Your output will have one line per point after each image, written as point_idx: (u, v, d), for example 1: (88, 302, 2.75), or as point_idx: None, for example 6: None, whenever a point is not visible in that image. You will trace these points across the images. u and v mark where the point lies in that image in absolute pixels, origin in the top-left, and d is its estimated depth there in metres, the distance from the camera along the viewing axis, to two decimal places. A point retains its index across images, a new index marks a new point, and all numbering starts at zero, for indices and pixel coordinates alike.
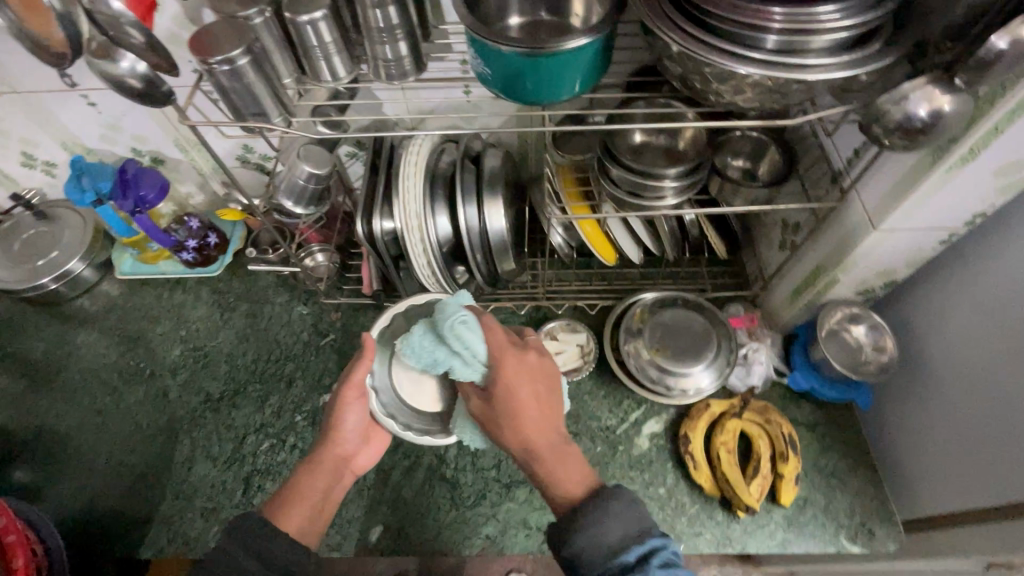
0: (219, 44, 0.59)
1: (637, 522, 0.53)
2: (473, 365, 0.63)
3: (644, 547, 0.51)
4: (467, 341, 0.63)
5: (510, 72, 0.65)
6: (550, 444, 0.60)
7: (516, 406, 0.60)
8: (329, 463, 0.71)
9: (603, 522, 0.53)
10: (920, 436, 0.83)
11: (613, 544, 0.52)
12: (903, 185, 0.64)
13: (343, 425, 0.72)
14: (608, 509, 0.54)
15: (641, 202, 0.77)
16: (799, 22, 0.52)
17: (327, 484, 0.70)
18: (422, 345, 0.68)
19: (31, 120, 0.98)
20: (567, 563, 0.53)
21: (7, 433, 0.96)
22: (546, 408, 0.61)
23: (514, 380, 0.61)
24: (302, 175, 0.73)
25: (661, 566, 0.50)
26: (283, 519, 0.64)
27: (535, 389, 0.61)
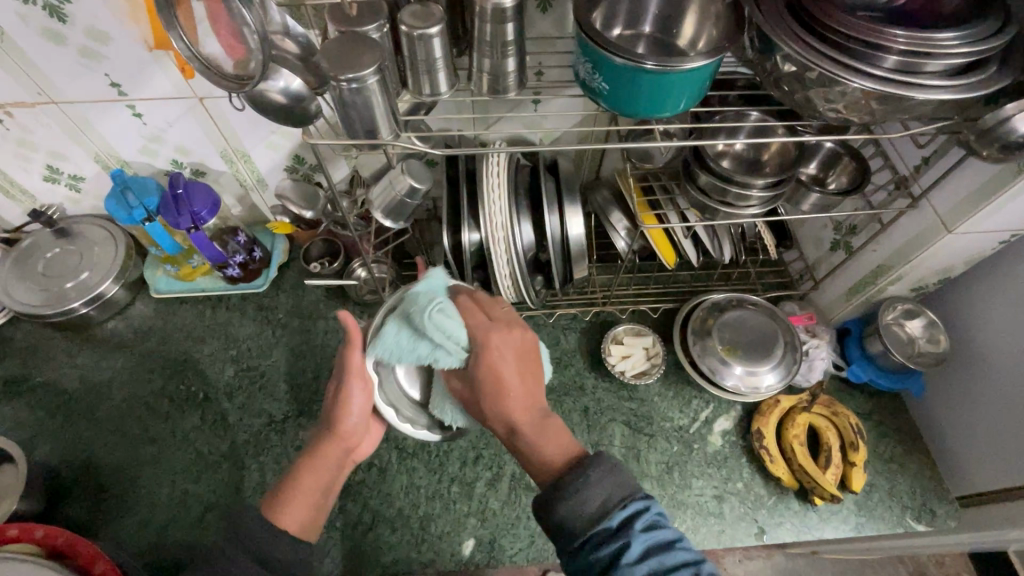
0: (349, 62, 0.57)
1: (617, 488, 0.53)
2: (457, 352, 0.65)
3: (627, 512, 0.52)
4: (445, 329, 0.66)
5: (614, 83, 0.65)
6: (535, 422, 0.61)
7: (501, 383, 0.62)
8: (330, 454, 0.69)
9: (585, 491, 0.53)
10: (967, 420, 0.90)
11: (594, 512, 0.52)
12: (983, 191, 0.70)
13: (347, 416, 0.70)
14: (588, 475, 0.54)
15: (731, 210, 0.81)
16: (921, 46, 0.54)
17: (328, 478, 0.69)
18: (398, 342, 0.69)
19: (66, 132, 0.92)
20: (552, 531, 0.54)
21: (54, 468, 0.90)
22: (528, 382, 0.63)
23: (496, 358, 0.62)
24: (403, 190, 0.74)
25: (644, 530, 0.51)
26: (283, 518, 0.63)
27: (520, 371, 0.63)
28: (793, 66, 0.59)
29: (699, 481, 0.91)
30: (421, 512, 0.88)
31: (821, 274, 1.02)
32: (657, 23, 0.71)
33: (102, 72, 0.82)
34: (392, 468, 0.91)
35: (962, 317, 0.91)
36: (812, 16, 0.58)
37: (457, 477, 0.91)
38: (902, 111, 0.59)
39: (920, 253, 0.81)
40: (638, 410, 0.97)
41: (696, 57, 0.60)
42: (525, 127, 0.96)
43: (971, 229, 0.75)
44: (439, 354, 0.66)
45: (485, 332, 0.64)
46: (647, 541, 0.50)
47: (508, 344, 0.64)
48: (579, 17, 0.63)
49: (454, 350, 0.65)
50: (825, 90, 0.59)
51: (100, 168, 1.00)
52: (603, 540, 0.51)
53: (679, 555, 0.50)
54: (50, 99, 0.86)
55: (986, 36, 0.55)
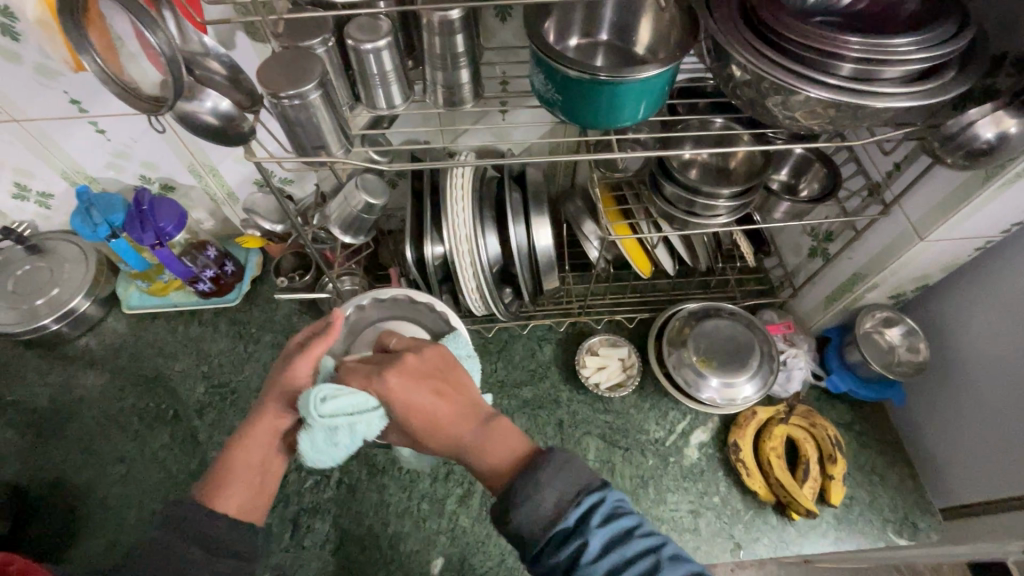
0: (290, 77, 0.56)
1: (571, 483, 0.47)
2: (374, 417, 0.59)
3: (582, 508, 0.46)
4: (346, 403, 0.58)
5: (569, 95, 0.63)
6: (473, 429, 0.55)
7: (428, 414, 0.56)
8: (264, 432, 0.64)
9: (537, 490, 0.47)
10: (950, 429, 0.87)
11: (549, 511, 0.46)
12: (953, 198, 0.68)
13: (286, 395, 0.64)
14: (538, 478, 0.48)
15: (698, 220, 0.79)
16: (877, 51, 0.52)
17: (259, 458, 0.63)
18: (319, 446, 0.60)
19: (30, 150, 0.91)
20: (511, 539, 0.48)
21: (20, 489, 0.89)
22: (453, 395, 0.57)
23: (400, 391, 0.56)
24: (359, 206, 0.74)
25: (603, 523, 0.46)
26: (218, 499, 0.60)
27: (433, 388, 0.57)
28: (747, 75, 0.58)
29: (675, 495, 0.89)
30: (390, 530, 0.86)
31: (800, 281, 1.00)
32: (615, 31, 0.70)
33: (61, 90, 0.81)
34: (361, 485, 0.89)
35: (943, 325, 0.89)
36: (766, 23, 0.57)
37: (427, 494, 0.89)
38: (863, 119, 0.57)
39: (895, 260, 0.79)
40: (613, 423, 0.95)
41: (649, 67, 0.59)
42: (493, 137, 0.94)
43: (944, 236, 0.72)
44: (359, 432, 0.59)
45: (383, 371, 0.57)
46: (607, 536, 0.45)
47: (418, 370, 0.58)
48: (529, 26, 0.62)
49: (370, 418, 0.59)
50: (781, 99, 0.57)
51: (68, 184, 1.00)
52: (562, 543, 0.45)
53: (643, 542, 0.45)
54: (12, 117, 0.85)
55: (944, 39, 0.53)
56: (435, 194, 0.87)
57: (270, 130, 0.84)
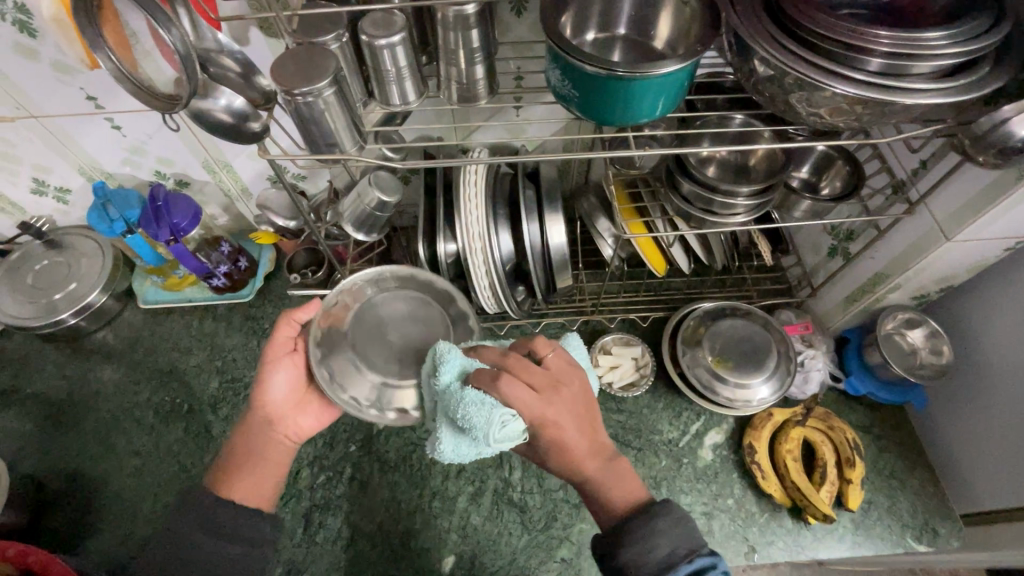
0: (305, 74, 0.55)
1: (686, 541, 0.53)
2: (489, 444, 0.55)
3: (695, 566, 0.52)
4: (504, 431, 0.54)
5: (588, 92, 0.61)
6: (601, 467, 0.58)
7: (568, 450, 0.57)
8: (257, 426, 0.65)
9: (652, 537, 0.53)
10: (974, 434, 0.85)
11: (659, 561, 0.52)
12: (982, 197, 0.66)
13: (269, 389, 0.65)
14: (656, 524, 0.54)
15: (716, 219, 0.77)
16: (907, 46, 0.50)
17: (259, 452, 0.65)
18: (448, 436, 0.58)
19: (48, 146, 0.92)
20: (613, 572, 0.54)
21: (39, 481, 0.91)
22: (593, 429, 0.58)
23: (558, 419, 0.56)
24: (372, 203, 0.74)
25: None
26: (226, 489, 0.62)
27: (580, 423, 0.57)
28: (770, 70, 0.56)
29: (688, 497, 0.88)
30: (402, 527, 0.86)
31: (819, 280, 0.98)
32: (633, 25, 0.69)
33: (78, 86, 0.81)
34: (373, 482, 0.90)
35: (967, 328, 0.86)
36: (790, 17, 0.55)
37: (439, 492, 0.89)
38: (889, 115, 0.55)
39: (920, 260, 0.77)
40: (626, 423, 0.94)
41: (669, 62, 0.57)
42: (507, 133, 0.94)
43: (972, 237, 0.70)
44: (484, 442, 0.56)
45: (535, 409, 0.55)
46: None
47: (539, 408, 0.55)
48: (545, 19, 0.60)
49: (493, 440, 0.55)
50: (806, 95, 0.56)
51: (84, 180, 1.00)
52: None
53: None
54: (28, 113, 0.85)
55: (979, 33, 0.51)
56: (448, 191, 0.87)
57: (284, 127, 0.85)
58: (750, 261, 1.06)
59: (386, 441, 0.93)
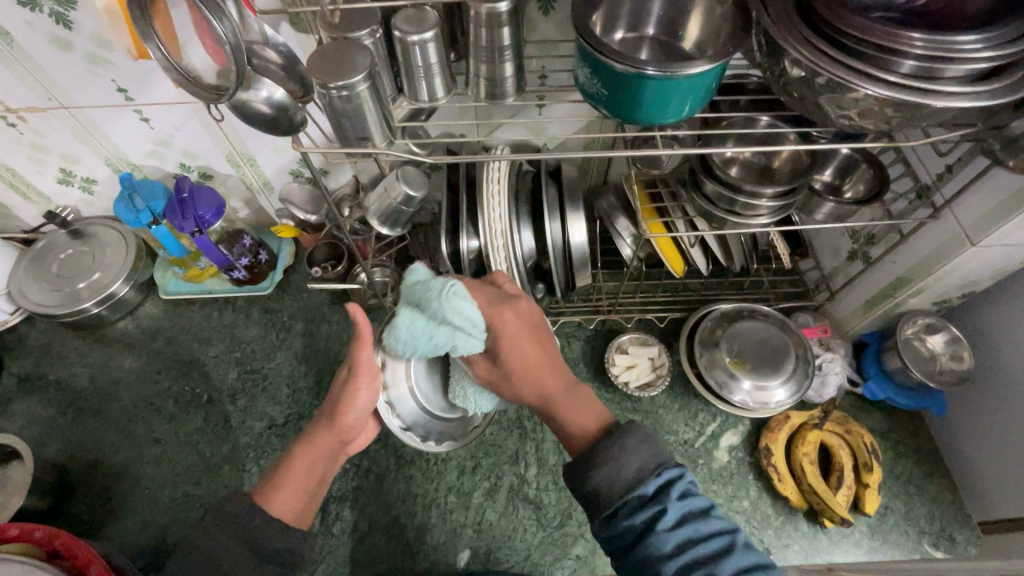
0: (341, 68, 0.56)
1: (654, 455, 0.51)
2: (474, 331, 0.63)
3: (662, 480, 0.50)
4: (463, 313, 0.62)
5: (616, 90, 0.62)
6: (563, 386, 0.62)
7: (523, 363, 0.63)
8: (329, 444, 0.68)
9: (621, 456, 0.51)
10: (993, 440, 0.85)
11: (629, 478, 0.50)
12: (1007, 203, 0.66)
13: (349, 412, 0.68)
14: (624, 442, 0.52)
15: (739, 220, 0.77)
16: (941, 48, 0.50)
17: (322, 468, 0.67)
18: (415, 334, 0.66)
19: (76, 136, 0.93)
20: (585, 498, 0.52)
21: (61, 466, 0.92)
22: (549, 351, 0.64)
23: (512, 338, 0.63)
24: (398, 197, 0.75)
25: (680, 498, 0.49)
26: (274, 502, 0.61)
27: (536, 340, 0.64)
28: (802, 71, 0.56)
29: (704, 498, 0.88)
30: (417, 521, 0.87)
31: (837, 284, 0.98)
32: (662, 26, 0.69)
33: (109, 78, 0.83)
34: (389, 475, 0.90)
35: (987, 334, 0.86)
36: (823, 18, 0.55)
37: (454, 486, 0.89)
38: (921, 118, 0.55)
39: (943, 265, 0.76)
40: (641, 423, 0.94)
41: (699, 62, 0.57)
42: (529, 131, 0.95)
43: (997, 242, 0.70)
44: (457, 342, 0.63)
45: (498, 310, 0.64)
46: (683, 509, 0.48)
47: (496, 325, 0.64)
48: (576, 18, 0.61)
49: (472, 332, 0.63)
50: (836, 97, 0.56)
51: (110, 171, 1.02)
52: (638, 507, 0.49)
53: (715, 523, 0.49)
54: (60, 104, 0.87)
55: (1013, 37, 0.51)
56: (470, 187, 0.87)
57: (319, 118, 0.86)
58: (768, 263, 1.06)
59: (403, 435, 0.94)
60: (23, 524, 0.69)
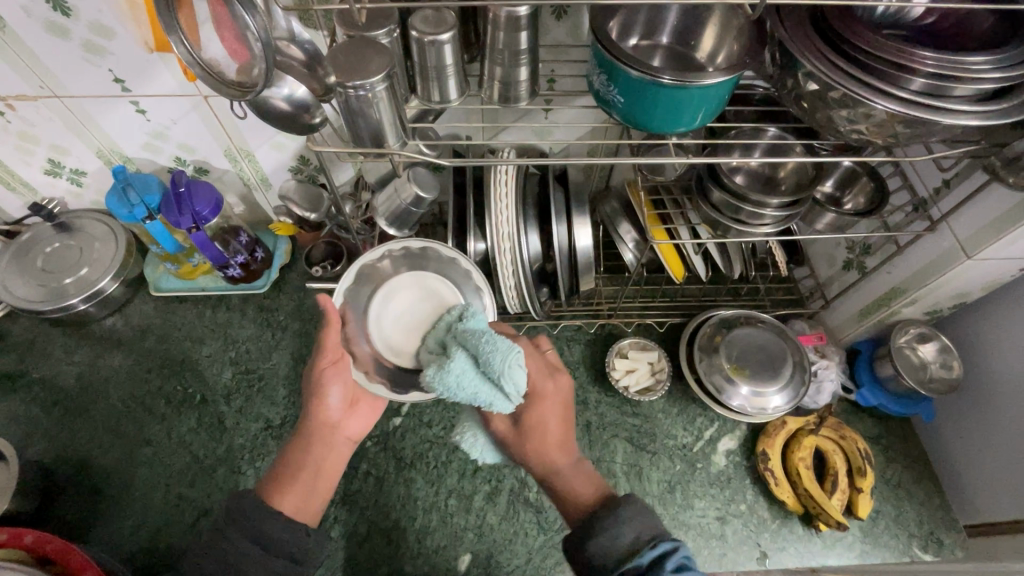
0: (360, 67, 0.55)
1: (649, 526, 0.53)
2: (513, 396, 0.60)
3: (658, 550, 0.51)
4: (514, 377, 0.60)
5: (632, 96, 0.62)
6: (571, 464, 0.63)
7: (545, 437, 0.63)
8: (318, 436, 0.66)
9: (617, 527, 0.53)
10: (980, 447, 0.87)
11: (626, 547, 0.52)
12: (1004, 219, 0.68)
13: (328, 398, 0.66)
14: (620, 515, 0.54)
15: (744, 228, 0.79)
16: (950, 68, 0.52)
17: (316, 457, 0.65)
18: (457, 385, 0.61)
19: (67, 126, 0.90)
20: (582, 564, 0.54)
21: (46, 468, 0.89)
22: (568, 429, 0.64)
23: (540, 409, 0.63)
24: (409, 198, 0.75)
25: (676, 571, 0.50)
26: (280, 502, 0.60)
27: (563, 416, 0.64)
28: (816, 84, 0.57)
29: (702, 502, 0.89)
30: (418, 525, 0.86)
31: (832, 292, 1.00)
32: (676, 35, 0.70)
33: (106, 67, 0.80)
34: (389, 479, 0.89)
35: (977, 344, 0.89)
36: (838, 32, 0.56)
37: (454, 489, 0.89)
38: (928, 134, 0.57)
39: (937, 277, 0.79)
40: (641, 427, 0.95)
41: (715, 74, 0.58)
42: (534, 135, 0.94)
43: (990, 255, 0.73)
44: (494, 400, 0.60)
45: (536, 377, 0.64)
46: None
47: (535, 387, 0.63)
48: (595, 26, 0.62)
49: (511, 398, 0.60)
50: (850, 111, 0.57)
51: (101, 163, 0.99)
52: None
53: None
54: (52, 93, 0.84)
55: (1018, 61, 0.53)
56: (477, 189, 0.87)
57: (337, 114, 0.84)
58: (765, 271, 1.08)
59: (403, 438, 0.93)
60: (14, 530, 0.67)
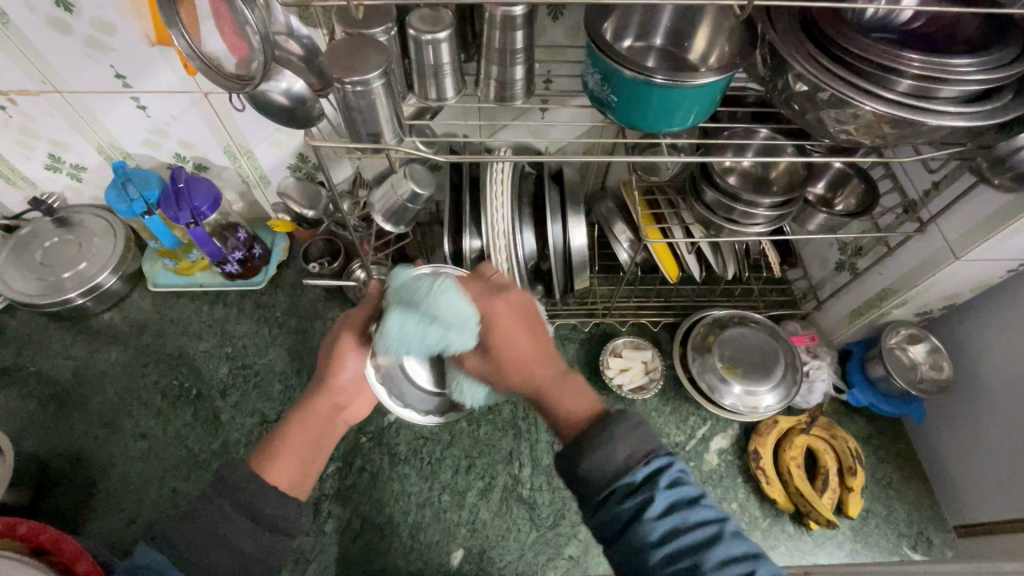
0: (357, 63, 0.56)
1: (643, 443, 0.50)
2: (465, 327, 0.57)
3: (650, 468, 0.49)
4: (456, 308, 0.57)
5: (626, 96, 0.63)
6: (554, 376, 0.57)
7: (517, 354, 0.58)
8: (323, 410, 0.67)
9: (610, 446, 0.50)
10: (970, 447, 0.88)
11: (618, 466, 0.49)
12: (992, 220, 0.69)
13: (340, 374, 0.68)
14: (611, 430, 0.51)
15: (736, 228, 0.80)
16: (937, 70, 0.53)
17: (315, 434, 0.65)
18: (406, 333, 0.59)
19: (68, 121, 0.91)
20: (574, 485, 0.51)
21: (41, 461, 0.89)
22: (540, 343, 0.59)
23: (503, 329, 0.58)
24: (404, 194, 0.76)
25: (669, 487, 0.49)
26: (274, 472, 0.59)
27: (528, 331, 0.58)
28: (806, 86, 0.58)
29: None
30: (411, 520, 0.86)
31: (825, 294, 1.01)
32: (670, 37, 0.71)
33: (108, 63, 0.81)
34: (383, 475, 0.90)
35: (967, 345, 0.90)
36: (827, 36, 0.57)
37: (448, 485, 0.89)
38: (915, 135, 0.58)
39: (927, 278, 0.80)
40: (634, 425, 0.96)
41: (706, 74, 0.59)
42: (531, 134, 0.96)
43: (978, 256, 0.74)
44: (448, 339, 0.57)
45: (488, 298, 0.59)
46: (670, 499, 0.48)
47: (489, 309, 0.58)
48: (589, 27, 0.63)
49: (465, 329, 0.57)
50: (838, 113, 0.58)
51: (101, 158, 0.99)
52: (627, 495, 0.48)
53: (704, 512, 0.48)
54: (54, 88, 0.85)
55: (1003, 63, 0.54)
56: (473, 188, 0.88)
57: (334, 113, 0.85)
58: (759, 272, 1.09)
59: (397, 434, 0.93)
60: (9, 520, 0.68)
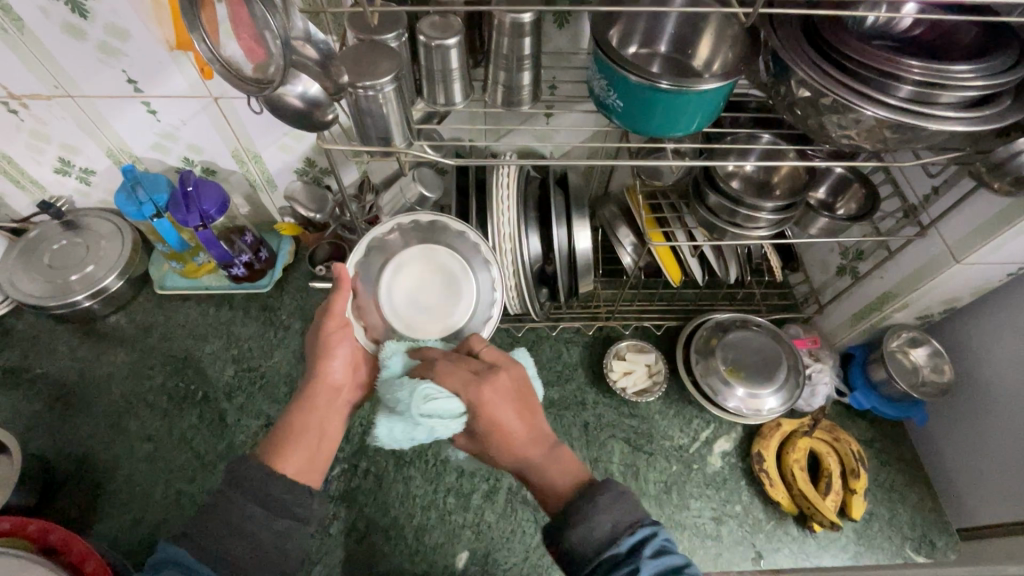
0: (370, 68, 0.57)
1: (626, 513, 0.53)
2: (453, 423, 0.60)
3: (636, 538, 0.51)
4: (439, 405, 0.59)
5: (631, 101, 0.64)
6: (543, 452, 0.61)
7: (507, 433, 0.60)
8: (321, 398, 0.67)
9: (592, 515, 0.53)
10: (972, 450, 0.89)
11: (603, 536, 0.52)
12: (991, 224, 0.70)
13: (332, 359, 0.68)
14: (596, 502, 0.54)
15: (740, 231, 0.81)
16: (937, 76, 0.54)
17: (317, 420, 0.66)
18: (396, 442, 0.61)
19: (79, 125, 0.92)
20: (567, 557, 0.53)
21: (47, 463, 0.89)
22: (530, 417, 0.62)
23: (491, 409, 0.60)
24: (412, 197, 0.81)
25: (653, 556, 0.50)
26: (282, 462, 0.60)
27: (517, 408, 0.61)
28: (808, 91, 0.59)
29: (698, 502, 0.90)
30: (416, 522, 0.87)
31: (827, 298, 1.02)
32: (674, 44, 0.73)
33: (119, 68, 0.82)
34: (388, 476, 0.90)
35: (968, 348, 0.91)
36: (828, 42, 0.59)
37: (453, 488, 0.90)
38: (916, 140, 0.59)
39: (927, 281, 0.81)
40: (638, 428, 0.96)
41: (710, 80, 0.60)
42: (536, 139, 0.97)
43: (978, 260, 0.75)
44: (435, 433, 0.60)
45: (478, 384, 0.60)
46: (654, 568, 0.49)
47: (478, 394, 0.60)
48: (596, 34, 0.64)
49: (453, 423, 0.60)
50: (841, 117, 0.59)
51: (110, 162, 1.00)
52: (614, 566, 0.50)
53: None
54: (66, 92, 0.86)
55: (1001, 70, 0.55)
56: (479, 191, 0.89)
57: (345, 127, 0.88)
58: (761, 277, 1.10)
59: None
60: (20, 518, 0.68)
